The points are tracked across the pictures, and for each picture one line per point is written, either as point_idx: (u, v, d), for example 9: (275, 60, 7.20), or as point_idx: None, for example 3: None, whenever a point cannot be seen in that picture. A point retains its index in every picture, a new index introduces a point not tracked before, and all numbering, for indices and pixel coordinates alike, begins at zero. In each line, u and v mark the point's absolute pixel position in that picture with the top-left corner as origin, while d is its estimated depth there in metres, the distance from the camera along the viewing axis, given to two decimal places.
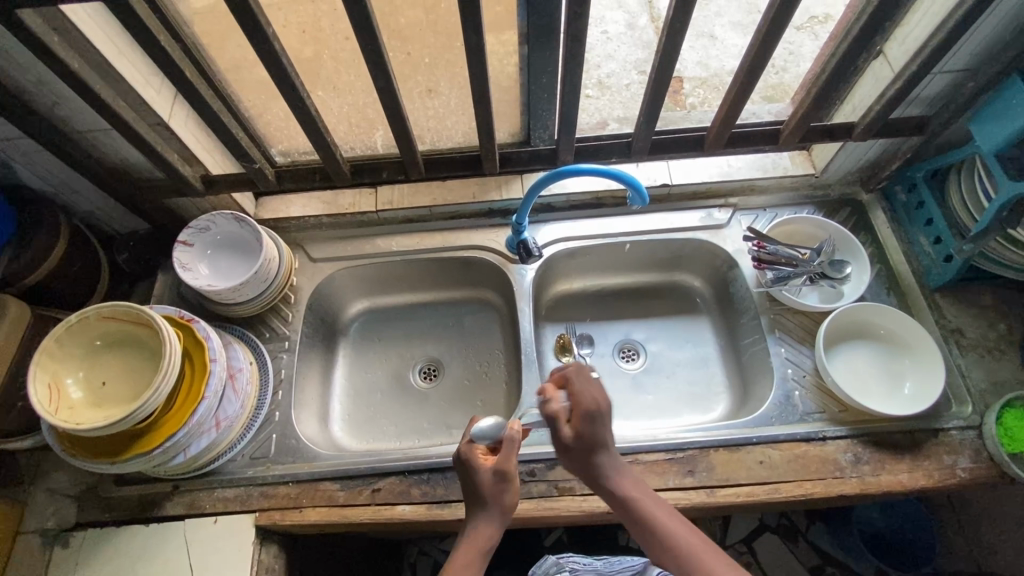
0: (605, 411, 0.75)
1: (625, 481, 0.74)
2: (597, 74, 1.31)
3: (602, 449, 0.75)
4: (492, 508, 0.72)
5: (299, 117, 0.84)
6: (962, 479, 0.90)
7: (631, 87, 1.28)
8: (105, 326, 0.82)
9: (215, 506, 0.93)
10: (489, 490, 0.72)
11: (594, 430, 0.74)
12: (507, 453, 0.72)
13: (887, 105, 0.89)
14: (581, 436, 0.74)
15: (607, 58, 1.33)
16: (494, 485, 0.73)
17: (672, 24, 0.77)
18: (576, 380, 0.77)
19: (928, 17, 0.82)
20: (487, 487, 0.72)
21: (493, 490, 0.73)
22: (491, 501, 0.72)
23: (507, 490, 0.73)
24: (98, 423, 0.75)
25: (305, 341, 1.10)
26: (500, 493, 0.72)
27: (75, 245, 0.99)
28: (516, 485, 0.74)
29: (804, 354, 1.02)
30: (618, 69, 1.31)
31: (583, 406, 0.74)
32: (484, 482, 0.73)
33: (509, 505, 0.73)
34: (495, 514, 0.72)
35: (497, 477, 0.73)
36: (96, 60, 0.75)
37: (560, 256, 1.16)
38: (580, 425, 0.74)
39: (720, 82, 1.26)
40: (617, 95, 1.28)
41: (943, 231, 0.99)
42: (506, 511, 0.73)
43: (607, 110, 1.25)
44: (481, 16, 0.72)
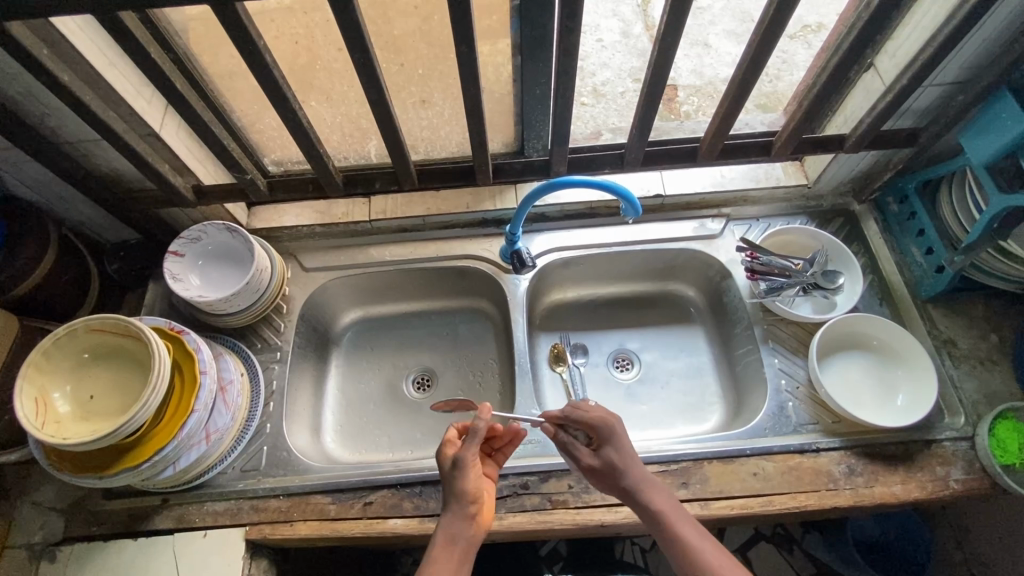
0: (617, 428, 0.81)
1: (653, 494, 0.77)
2: (592, 81, 1.31)
3: (625, 463, 0.79)
4: (454, 498, 0.77)
5: (292, 128, 0.84)
6: (955, 490, 0.90)
7: (626, 94, 1.29)
8: (94, 338, 0.81)
9: (205, 520, 0.92)
10: (449, 478, 0.77)
11: (613, 448, 0.80)
12: (466, 444, 0.77)
13: (878, 117, 0.89)
14: (601, 456, 0.80)
15: (602, 66, 1.33)
16: (454, 473, 0.77)
17: (665, 36, 0.77)
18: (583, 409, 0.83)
19: (919, 31, 0.82)
20: (448, 478, 0.78)
21: (452, 478, 0.78)
22: (452, 491, 0.77)
23: (466, 479, 0.77)
24: (84, 438, 0.74)
25: (298, 351, 1.09)
26: (455, 483, 0.77)
27: (64, 255, 0.98)
28: (470, 475, 0.77)
29: (798, 365, 1.02)
30: (612, 77, 1.32)
31: (596, 426, 0.81)
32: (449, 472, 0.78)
33: (468, 492, 0.77)
34: (456, 500, 0.77)
35: (454, 467, 0.77)
36: (85, 71, 0.74)
37: (554, 265, 1.16)
38: (602, 445, 0.81)
39: (714, 90, 1.26)
40: (612, 103, 1.28)
41: (935, 242, 1.00)
42: (466, 498, 0.77)
43: (601, 119, 1.26)
44: (472, 28, 0.72)
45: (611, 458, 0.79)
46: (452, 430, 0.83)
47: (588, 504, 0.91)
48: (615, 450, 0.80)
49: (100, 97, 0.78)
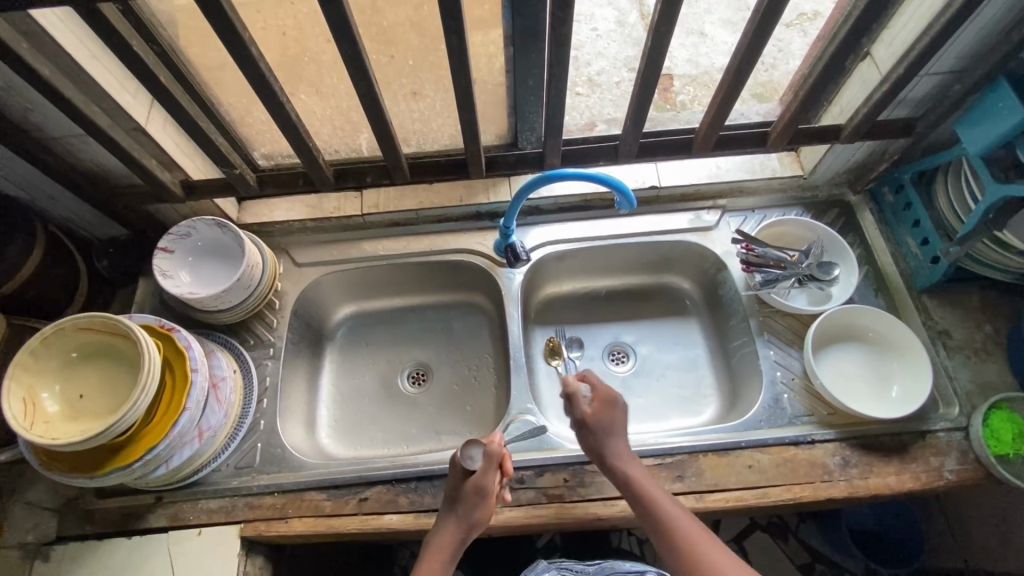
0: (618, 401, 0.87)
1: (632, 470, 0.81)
2: (586, 71, 1.30)
3: (613, 450, 0.84)
4: (462, 522, 0.78)
5: (280, 122, 0.82)
6: (950, 480, 0.90)
7: (621, 85, 1.28)
8: (82, 337, 0.80)
9: (199, 518, 0.92)
10: (465, 500, 0.79)
11: (612, 417, 0.85)
12: (485, 470, 0.80)
13: (874, 108, 0.88)
14: (597, 420, 0.85)
15: (597, 55, 1.32)
16: (471, 498, 0.79)
17: (658, 27, 0.75)
18: (592, 376, 0.89)
19: (916, 19, 0.81)
20: (464, 498, 0.79)
21: (468, 502, 0.79)
22: (462, 515, 0.79)
23: (481, 508, 0.79)
24: (73, 438, 0.73)
25: (291, 347, 1.09)
26: (472, 509, 0.79)
27: (52, 253, 0.97)
28: (489, 503, 0.79)
29: (792, 356, 1.02)
30: (608, 67, 1.30)
31: (601, 394, 0.87)
32: (463, 495, 0.79)
33: (478, 522, 0.79)
34: (464, 525, 0.78)
35: (474, 494, 0.79)
36: (66, 65, 0.73)
37: (549, 259, 1.15)
38: (600, 411, 0.85)
39: (709, 80, 1.25)
40: (607, 93, 1.27)
41: (931, 233, 1.00)
42: (475, 528, 0.79)
43: (596, 109, 1.24)
44: (463, 19, 0.70)
45: (606, 424, 0.85)
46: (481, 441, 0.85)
47: (584, 498, 0.91)
48: (609, 418, 0.85)
49: (82, 91, 0.77)
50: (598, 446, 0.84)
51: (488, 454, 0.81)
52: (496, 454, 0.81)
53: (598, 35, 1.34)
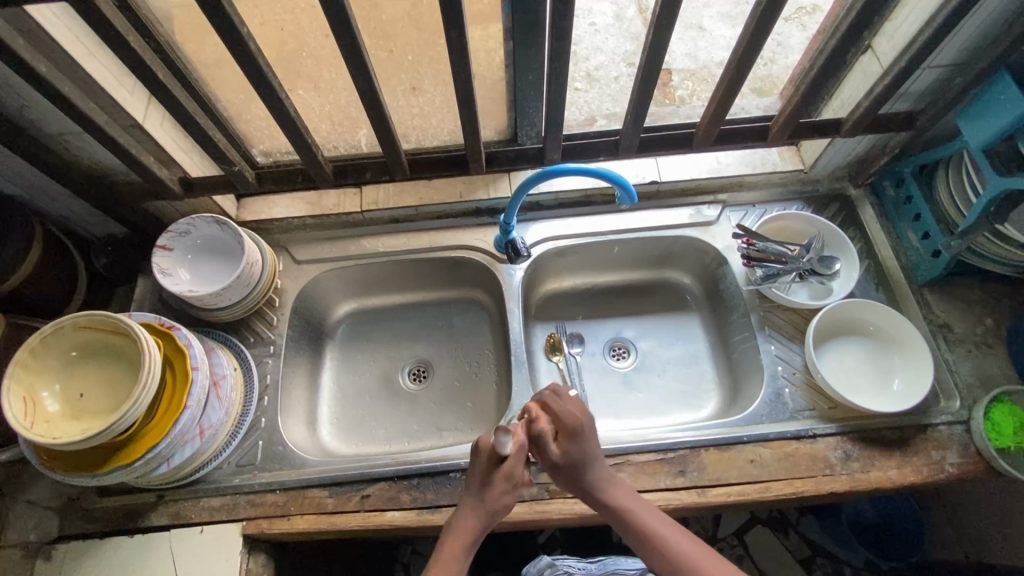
0: (584, 425, 0.80)
1: (614, 492, 0.79)
2: (585, 66, 1.29)
3: (592, 483, 0.79)
4: (488, 508, 0.76)
5: (279, 118, 0.82)
6: (951, 474, 0.90)
7: (620, 79, 1.27)
8: (81, 336, 0.80)
9: (201, 516, 0.92)
10: (494, 486, 0.77)
11: (575, 447, 0.78)
12: (518, 456, 0.78)
13: (875, 101, 0.88)
14: (565, 454, 0.78)
15: (596, 50, 1.31)
16: (500, 484, 0.77)
17: (659, 20, 0.75)
18: (552, 403, 0.81)
19: (917, 11, 0.81)
20: (493, 483, 0.77)
21: (495, 487, 0.77)
22: (488, 502, 0.76)
23: (506, 494, 0.77)
24: (74, 438, 0.73)
25: (292, 344, 1.08)
26: (498, 495, 0.77)
27: (50, 251, 0.97)
28: (514, 489, 0.78)
29: (794, 351, 1.02)
30: (606, 61, 1.30)
31: (564, 429, 0.79)
32: (493, 480, 0.77)
33: (501, 508, 0.77)
34: (489, 511, 0.76)
35: (503, 480, 0.77)
36: (63, 61, 0.72)
37: (549, 255, 1.15)
38: (567, 445, 0.79)
39: (708, 74, 1.25)
40: (606, 88, 1.26)
41: (932, 227, 0.99)
42: (499, 513, 0.77)
43: (595, 104, 1.24)
44: (463, 14, 0.70)
45: (574, 456, 0.78)
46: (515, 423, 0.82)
47: None
48: (579, 449, 0.79)
49: (78, 88, 0.76)
50: (579, 481, 0.79)
51: (523, 439, 0.79)
52: (529, 440, 0.79)
53: (596, 30, 1.34)
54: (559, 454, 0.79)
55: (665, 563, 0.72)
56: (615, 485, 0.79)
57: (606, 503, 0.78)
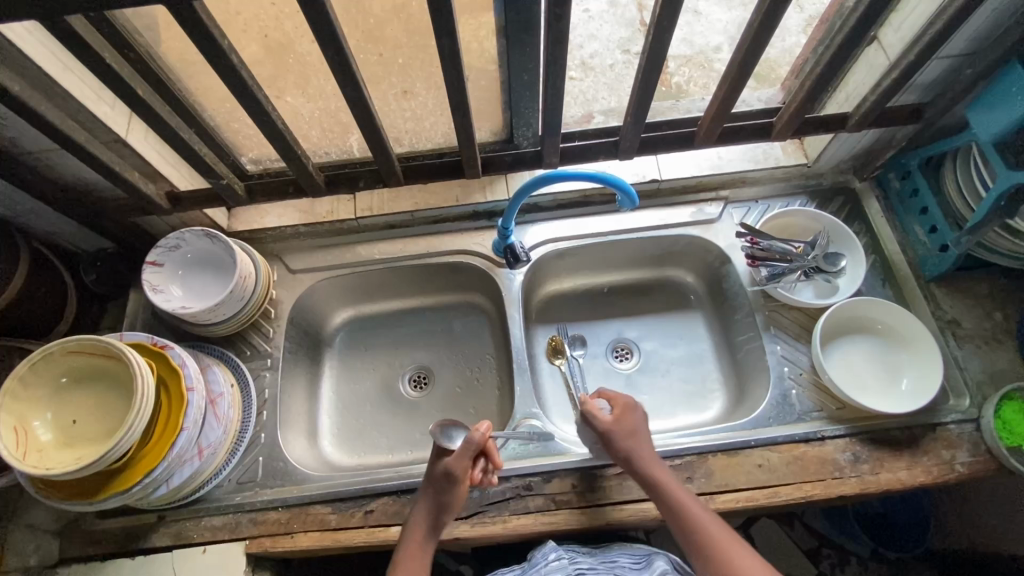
0: (639, 408, 0.88)
1: (657, 470, 0.82)
2: (579, 54, 1.26)
3: (640, 455, 0.83)
4: (432, 500, 0.82)
5: (267, 132, 0.78)
6: (961, 473, 0.89)
7: (615, 67, 1.24)
8: (71, 361, 0.77)
9: (203, 535, 0.91)
10: (437, 479, 0.82)
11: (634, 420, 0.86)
12: (458, 455, 0.81)
13: (883, 95, 0.85)
14: (623, 423, 0.85)
15: (589, 38, 1.28)
16: (441, 480, 0.82)
17: (659, 20, 0.72)
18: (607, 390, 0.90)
19: (926, 2, 0.78)
20: (435, 478, 0.82)
21: (436, 482, 0.82)
22: (432, 496, 0.82)
23: (452, 490, 0.81)
24: (68, 469, 0.71)
25: (288, 357, 1.06)
26: (442, 490, 0.81)
27: (38, 270, 0.94)
28: (459, 486, 0.81)
29: (800, 351, 1.00)
30: (601, 49, 1.26)
31: (620, 402, 0.88)
32: (435, 475, 0.82)
33: (446, 503, 0.81)
34: (435, 505, 0.81)
35: (442, 477, 0.82)
36: (39, 78, 0.69)
37: (548, 258, 1.13)
38: (621, 416, 0.86)
39: (705, 60, 1.21)
40: (601, 76, 1.23)
41: (939, 220, 0.97)
42: (445, 508, 0.81)
43: (590, 94, 1.21)
44: (455, 21, 0.67)
45: (632, 428, 0.85)
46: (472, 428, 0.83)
47: (593, 503, 0.89)
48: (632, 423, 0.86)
49: (55, 105, 0.73)
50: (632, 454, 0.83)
51: (472, 440, 0.81)
52: (478, 440, 0.81)
53: (590, 17, 1.30)
54: (616, 423, 0.85)
55: (700, 548, 0.76)
56: (662, 470, 0.82)
57: (652, 481, 0.81)
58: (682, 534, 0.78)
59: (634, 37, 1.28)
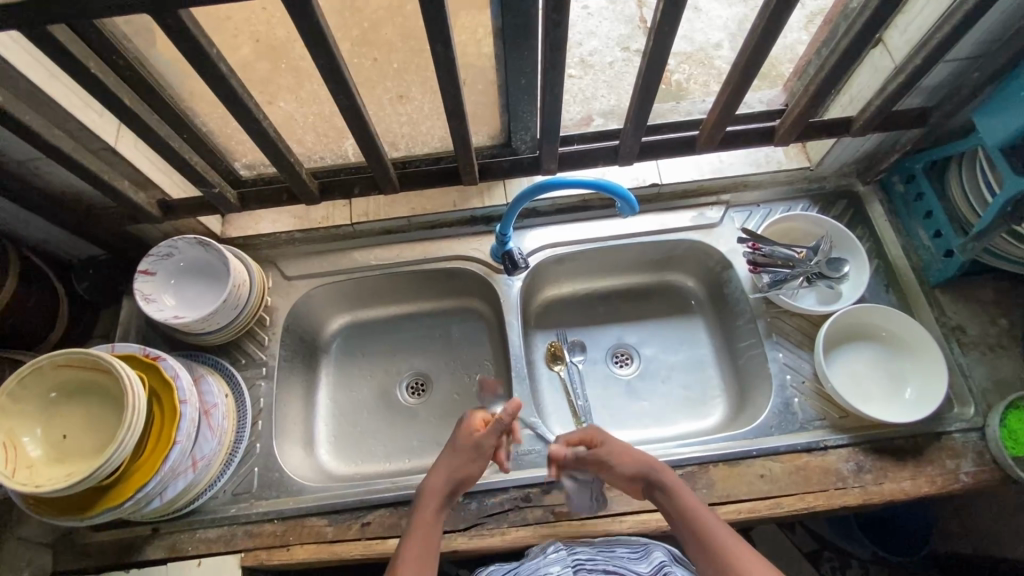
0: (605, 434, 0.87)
1: (674, 481, 0.81)
2: (578, 52, 1.24)
3: (649, 464, 0.83)
4: (454, 470, 0.83)
5: (259, 141, 0.77)
6: (966, 483, 0.88)
7: (614, 65, 1.22)
8: (61, 375, 0.76)
9: (198, 548, 0.89)
10: (465, 450, 0.84)
11: (615, 447, 0.85)
12: (494, 427, 0.85)
13: (888, 100, 0.83)
14: (608, 453, 0.85)
15: (588, 35, 1.26)
16: (468, 450, 0.84)
17: (660, 25, 0.70)
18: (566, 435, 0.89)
19: (933, 4, 0.76)
20: (464, 449, 0.84)
21: (464, 450, 0.84)
22: (454, 467, 0.83)
23: (477, 462, 0.84)
24: (57, 486, 0.69)
25: (284, 365, 1.05)
26: (468, 461, 0.83)
27: (28, 280, 0.93)
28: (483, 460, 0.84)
29: (803, 358, 0.99)
30: (600, 46, 1.24)
31: (585, 437, 0.87)
32: (466, 445, 0.84)
33: (466, 474, 0.83)
34: (457, 476, 0.83)
35: (473, 448, 0.84)
36: (24, 87, 0.67)
37: (547, 263, 1.11)
38: (599, 448, 0.86)
39: (705, 57, 1.19)
40: (600, 74, 1.21)
41: (944, 226, 0.96)
42: (466, 480, 0.83)
43: (589, 92, 1.19)
44: (450, 28, 0.65)
45: (620, 452, 0.84)
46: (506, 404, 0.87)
47: (593, 515, 0.88)
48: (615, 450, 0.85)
49: (41, 114, 0.71)
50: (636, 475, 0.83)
51: (505, 418, 0.85)
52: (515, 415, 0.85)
53: (589, 14, 1.28)
54: (602, 450, 0.85)
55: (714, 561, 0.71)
56: (683, 488, 0.79)
57: (669, 490, 0.80)
58: (697, 547, 0.74)
59: (634, 34, 1.26)
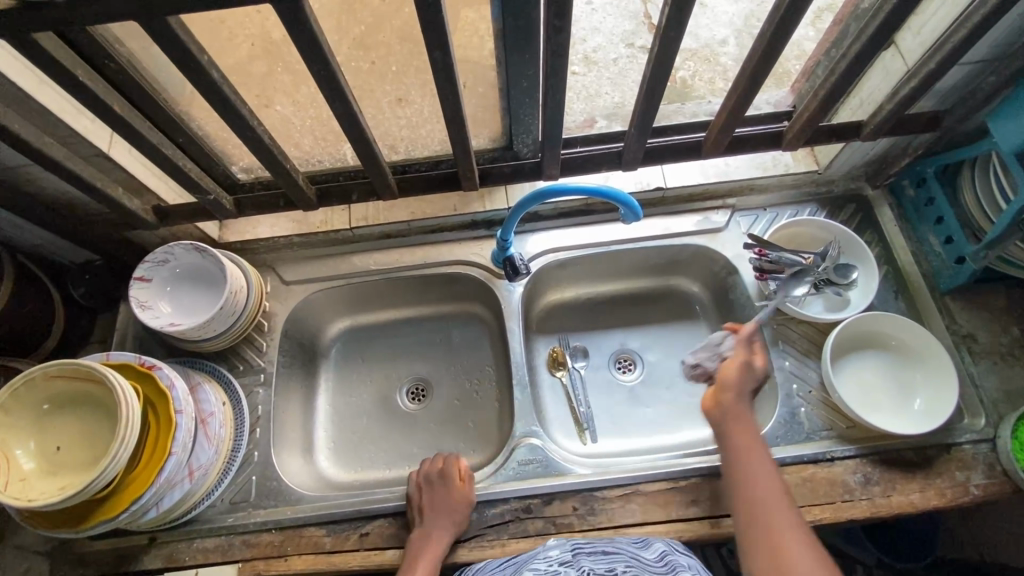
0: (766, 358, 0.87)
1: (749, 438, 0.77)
2: (582, 48, 1.22)
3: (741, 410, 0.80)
4: (447, 530, 0.84)
5: (254, 148, 0.75)
6: (976, 497, 0.86)
7: (619, 61, 1.20)
8: (53, 387, 0.75)
9: (195, 558, 0.89)
10: (451, 509, 0.85)
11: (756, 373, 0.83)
12: (465, 484, 0.89)
13: (899, 104, 0.81)
14: (757, 368, 0.84)
15: (593, 30, 1.24)
16: (452, 509, 0.85)
17: (666, 30, 0.68)
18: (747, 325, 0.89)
19: (948, 6, 0.73)
20: (451, 508, 0.85)
21: (449, 511, 0.85)
22: (447, 527, 0.84)
23: (461, 518, 0.86)
24: (50, 500, 0.68)
25: (283, 371, 1.04)
26: (456, 518, 0.86)
27: (23, 286, 0.91)
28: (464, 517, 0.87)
29: (809, 367, 0.97)
30: (604, 43, 1.22)
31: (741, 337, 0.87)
32: (451, 506, 0.86)
33: (456, 531, 0.85)
34: (451, 534, 0.84)
35: (457, 507, 0.86)
36: (13, 94, 0.66)
37: (549, 268, 1.09)
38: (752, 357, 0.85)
39: (711, 54, 1.17)
40: (604, 71, 1.19)
41: (955, 232, 0.94)
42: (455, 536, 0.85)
43: (594, 88, 1.16)
44: (448, 34, 0.63)
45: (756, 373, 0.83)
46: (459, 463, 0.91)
47: (594, 527, 0.87)
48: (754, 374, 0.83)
49: (31, 121, 0.70)
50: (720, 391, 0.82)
51: (468, 473, 0.90)
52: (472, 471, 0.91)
53: (593, 10, 1.26)
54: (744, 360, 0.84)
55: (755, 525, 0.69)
56: (750, 439, 0.77)
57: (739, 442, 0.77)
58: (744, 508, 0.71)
59: (639, 29, 1.23)
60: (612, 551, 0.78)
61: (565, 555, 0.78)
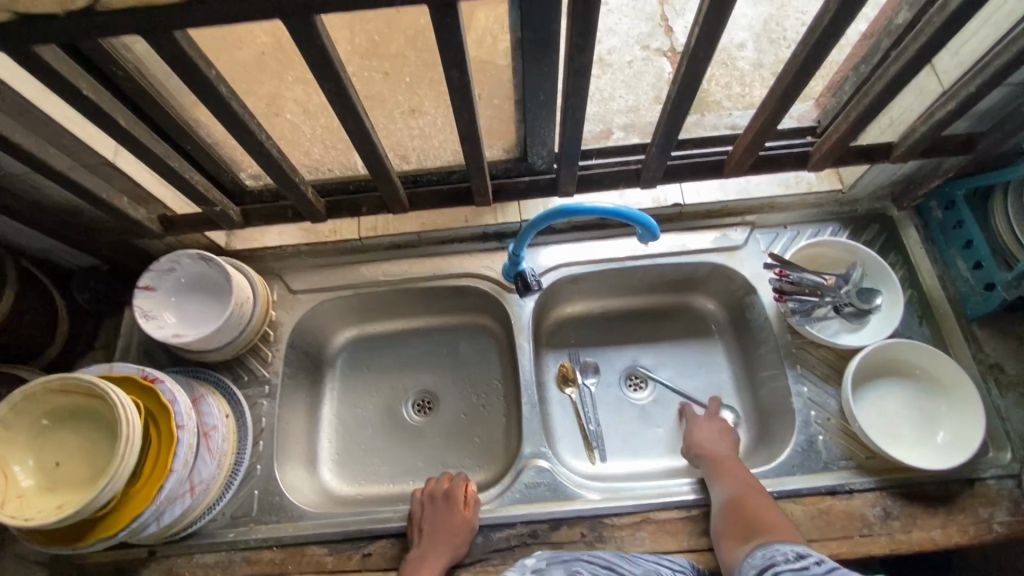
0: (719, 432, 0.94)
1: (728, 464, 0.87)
2: (596, 49, 1.18)
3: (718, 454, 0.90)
4: (444, 554, 0.82)
5: (263, 161, 0.73)
6: (1000, 535, 0.83)
7: (634, 64, 1.15)
8: (53, 402, 0.73)
9: (195, 573, 0.87)
10: (453, 533, 0.83)
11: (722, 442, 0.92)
12: (470, 508, 0.87)
13: (933, 128, 0.78)
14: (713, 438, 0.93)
15: (608, 32, 1.19)
16: (453, 533, 0.83)
17: (695, 50, 0.65)
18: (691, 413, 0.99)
19: (990, 28, 0.70)
20: (453, 532, 0.83)
21: (450, 533, 0.83)
22: (445, 550, 0.82)
23: (463, 544, 0.84)
24: (47, 520, 0.66)
25: (287, 381, 1.02)
26: (457, 543, 0.83)
27: (27, 291, 0.90)
28: (468, 542, 0.85)
29: (827, 394, 0.94)
30: (619, 44, 1.18)
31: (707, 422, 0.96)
32: (453, 529, 0.83)
33: (456, 556, 0.83)
34: (449, 558, 0.82)
35: (459, 532, 0.84)
36: (16, 105, 0.64)
37: (561, 283, 1.07)
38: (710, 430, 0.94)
39: (727, 58, 1.09)
40: (619, 73, 1.15)
41: (985, 257, 0.90)
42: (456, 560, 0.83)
43: (608, 92, 1.12)
44: (464, 52, 0.61)
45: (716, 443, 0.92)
46: (467, 485, 0.89)
47: None
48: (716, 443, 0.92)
49: (36, 131, 0.68)
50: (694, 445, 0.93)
51: (476, 498, 0.88)
52: (480, 496, 0.89)
53: (609, 10, 1.23)
54: (710, 431, 0.94)
55: (737, 520, 0.78)
56: (730, 460, 0.88)
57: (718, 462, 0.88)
58: (728, 507, 0.81)
59: (655, 31, 1.19)
60: (585, 557, 0.77)
61: (540, 564, 0.78)
